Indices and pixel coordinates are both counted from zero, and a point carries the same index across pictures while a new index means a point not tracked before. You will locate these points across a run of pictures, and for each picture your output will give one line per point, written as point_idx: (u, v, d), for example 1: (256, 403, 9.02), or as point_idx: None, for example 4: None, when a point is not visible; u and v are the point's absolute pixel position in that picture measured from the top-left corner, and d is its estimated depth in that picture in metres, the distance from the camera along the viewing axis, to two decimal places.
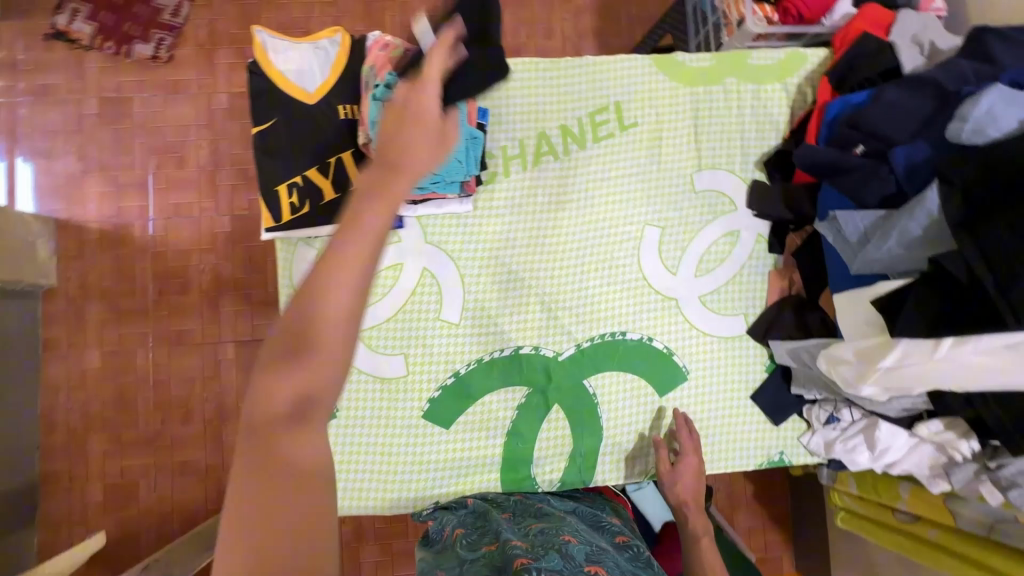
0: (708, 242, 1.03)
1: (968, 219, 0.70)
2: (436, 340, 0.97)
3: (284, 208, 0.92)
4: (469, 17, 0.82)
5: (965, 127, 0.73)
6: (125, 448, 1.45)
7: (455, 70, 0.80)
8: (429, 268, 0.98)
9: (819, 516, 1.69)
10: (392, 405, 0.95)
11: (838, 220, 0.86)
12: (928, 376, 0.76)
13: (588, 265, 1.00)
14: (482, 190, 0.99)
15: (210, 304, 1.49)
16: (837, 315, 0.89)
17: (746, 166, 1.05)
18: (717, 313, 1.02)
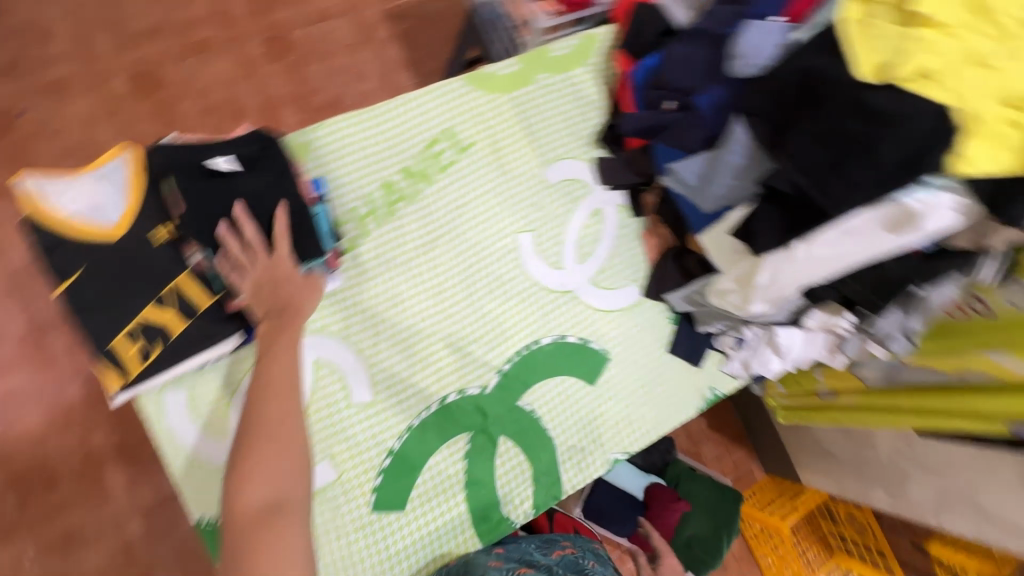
0: (579, 227, 1.07)
1: (773, 136, 0.79)
2: (357, 427, 0.90)
3: (131, 360, 0.80)
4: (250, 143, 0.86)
5: (738, 62, 0.83)
6: None
7: (258, 187, 0.84)
8: (321, 358, 0.90)
9: (764, 420, 1.86)
10: (336, 515, 0.87)
11: (677, 171, 0.94)
12: (796, 279, 0.84)
13: (478, 292, 0.99)
14: (346, 259, 0.94)
15: (93, 484, 1.23)
16: (708, 253, 0.96)
17: (585, 148, 1.09)
18: (612, 289, 1.06)
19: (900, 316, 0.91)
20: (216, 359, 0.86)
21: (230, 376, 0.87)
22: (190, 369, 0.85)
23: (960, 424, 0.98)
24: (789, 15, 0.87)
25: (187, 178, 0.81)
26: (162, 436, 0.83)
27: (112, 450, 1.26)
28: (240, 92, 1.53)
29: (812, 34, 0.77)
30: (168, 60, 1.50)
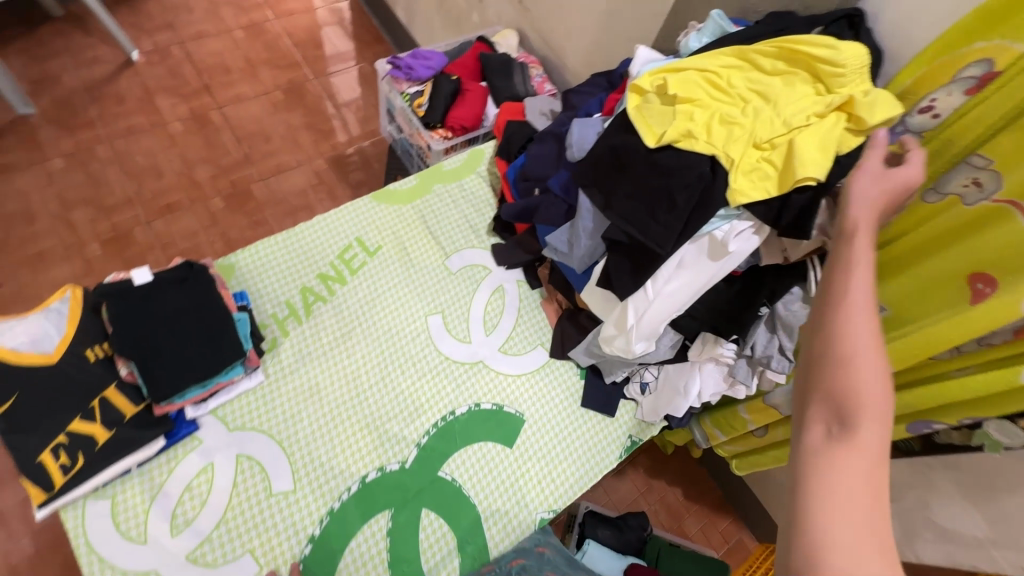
0: (483, 304, 1.19)
1: (606, 200, 0.94)
2: (276, 517, 0.93)
3: (54, 473, 0.86)
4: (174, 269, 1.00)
5: (574, 149, 1.03)
6: None
7: (177, 301, 0.96)
8: (242, 452, 0.96)
9: (738, 481, 1.81)
10: None
11: (551, 244, 1.09)
12: (658, 315, 0.96)
13: (393, 373, 1.08)
14: (268, 358, 1.04)
15: None
16: (593, 307, 1.08)
17: (482, 237, 1.27)
18: (520, 354, 1.16)
19: (770, 336, 0.98)
20: (140, 464, 0.92)
21: (152, 480, 0.92)
22: (115, 477, 0.90)
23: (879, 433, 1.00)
24: (605, 110, 1.07)
25: (113, 302, 0.93)
26: (82, 549, 0.86)
27: None
28: (203, 240, 1.75)
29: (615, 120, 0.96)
30: (139, 223, 1.74)
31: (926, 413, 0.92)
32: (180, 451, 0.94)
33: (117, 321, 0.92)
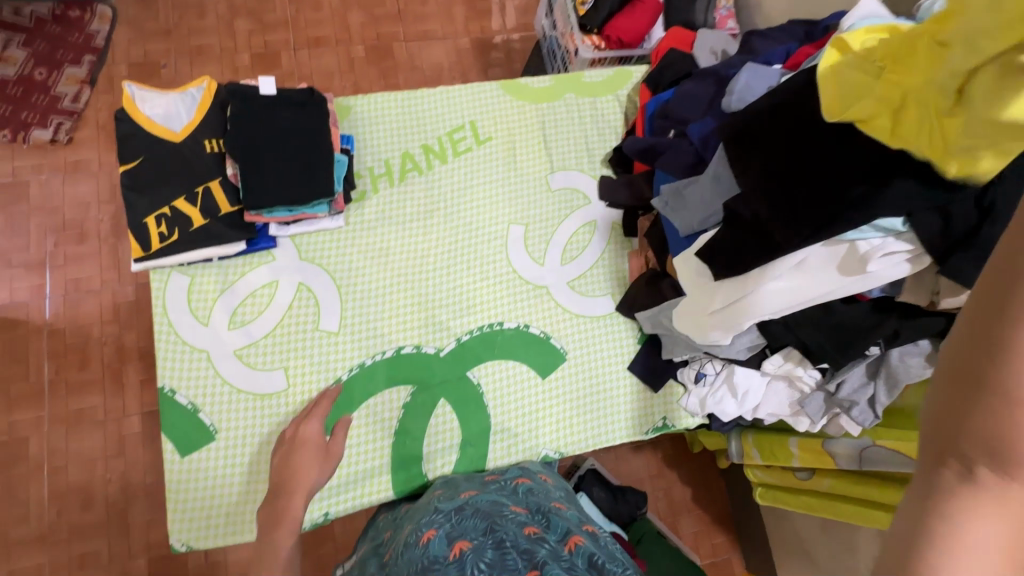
0: (569, 233, 1.13)
1: (745, 165, 0.82)
2: (315, 350, 0.99)
3: (153, 237, 0.96)
4: (294, 95, 1.02)
5: (733, 98, 0.89)
6: (14, 549, 1.50)
7: (286, 131, 0.98)
8: (305, 282, 1.02)
9: (751, 509, 1.71)
10: (273, 420, 0.95)
11: (664, 194, 0.98)
12: (750, 310, 0.85)
13: (458, 265, 1.07)
14: (353, 207, 1.07)
15: (114, 375, 1.63)
16: (679, 276, 0.98)
17: (593, 165, 1.18)
18: (586, 295, 1.10)
19: (865, 381, 0.88)
20: (220, 258, 1.00)
21: (226, 275, 1.00)
22: (198, 261, 0.99)
23: None
24: (788, 64, 0.91)
25: (239, 108, 0.98)
26: (157, 309, 0.97)
27: (137, 354, 1.65)
28: (336, 83, 1.79)
29: (794, 76, 0.80)
30: (287, 47, 1.80)
31: None
32: (255, 260, 1.01)
33: (236, 126, 0.97)
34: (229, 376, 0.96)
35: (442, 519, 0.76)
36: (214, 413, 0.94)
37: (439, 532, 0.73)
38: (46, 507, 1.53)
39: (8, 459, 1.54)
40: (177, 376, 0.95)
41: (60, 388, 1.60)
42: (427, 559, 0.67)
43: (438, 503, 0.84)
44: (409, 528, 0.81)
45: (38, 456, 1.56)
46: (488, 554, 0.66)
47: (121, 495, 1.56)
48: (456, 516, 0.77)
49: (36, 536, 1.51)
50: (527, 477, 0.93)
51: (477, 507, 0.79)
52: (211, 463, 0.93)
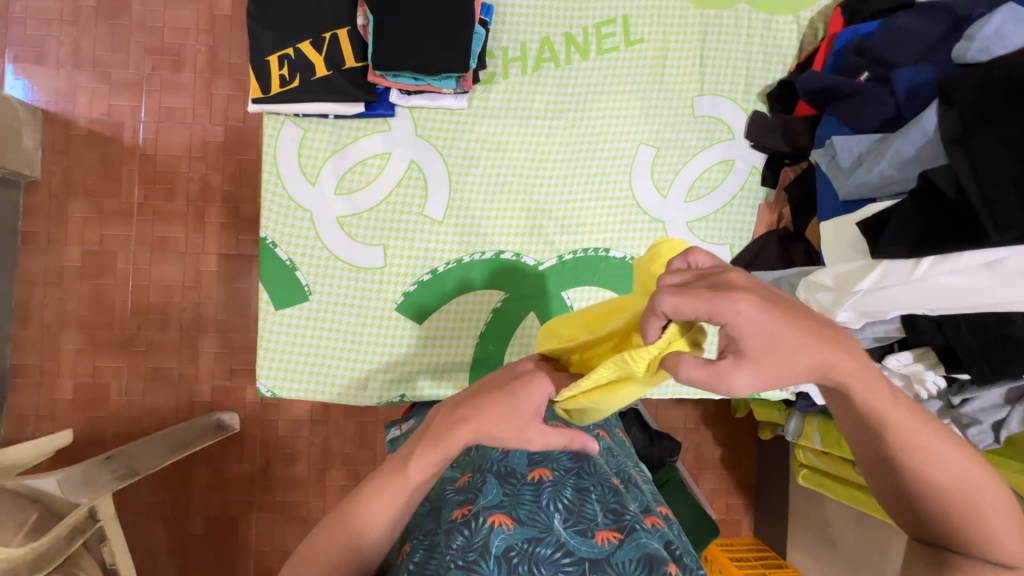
0: (702, 168, 1.02)
1: (965, 133, 0.69)
2: (416, 234, 0.96)
3: (273, 79, 0.90)
4: None
5: (972, 47, 0.72)
6: (97, 351, 1.64)
7: None
8: (416, 161, 0.96)
9: (779, 482, 1.71)
10: (365, 294, 0.95)
11: (834, 146, 0.85)
12: (903, 298, 0.75)
13: (577, 178, 0.99)
14: (478, 89, 0.97)
15: (197, 212, 1.67)
16: (822, 242, 0.88)
17: (748, 96, 1.03)
18: (703, 241, 1.02)
19: (999, 403, 0.80)
20: (336, 117, 0.94)
21: (339, 137, 0.95)
22: (313, 115, 0.93)
23: None
24: None
25: None
26: (267, 158, 0.94)
27: (220, 194, 1.67)
28: None
29: None
30: None
31: None
32: (370, 127, 0.95)
33: None
34: (329, 241, 0.94)
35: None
36: (310, 275, 0.94)
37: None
38: (128, 319, 1.65)
39: (98, 267, 1.64)
40: (280, 231, 0.94)
41: (147, 212, 1.66)
42: (505, 468, 0.65)
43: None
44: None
45: (124, 272, 1.65)
46: (566, 494, 0.63)
47: (193, 325, 1.66)
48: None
49: (117, 341, 1.65)
50: (608, 431, 0.86)
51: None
52: (302, 321, 0.94)
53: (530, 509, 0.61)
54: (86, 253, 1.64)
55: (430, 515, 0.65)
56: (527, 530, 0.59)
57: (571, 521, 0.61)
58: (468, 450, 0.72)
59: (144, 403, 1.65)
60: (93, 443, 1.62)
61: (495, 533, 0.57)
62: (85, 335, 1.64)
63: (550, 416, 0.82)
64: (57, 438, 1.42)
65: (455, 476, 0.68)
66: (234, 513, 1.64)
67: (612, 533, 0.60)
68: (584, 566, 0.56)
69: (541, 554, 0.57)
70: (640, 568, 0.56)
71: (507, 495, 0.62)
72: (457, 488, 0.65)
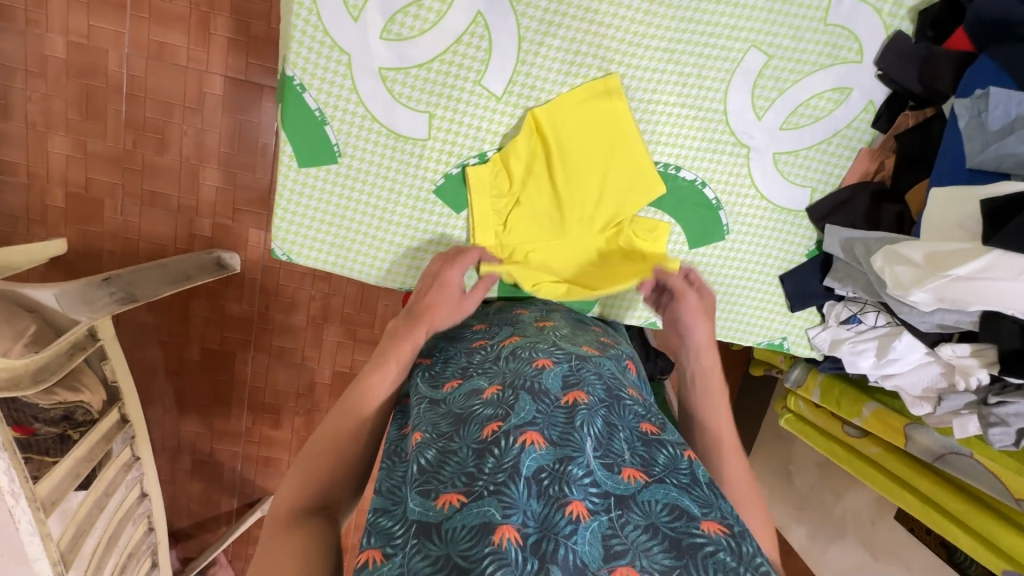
0: (813, 92, 0.86)
1: None
2: (470, 111, 0.82)
3: None
4: None
5: None
6: (88, 161, 1.50)
7: None
8: (483, 14, 0.78)
9: (753, 415, 1.77)
10: (401, 168, 0.83)
11: (987, 100, 0.71)
12: (997, 294, 0.69)
13: (668, 76, 0.83)
14: None
15: (202, 20, 1.43)
16: (925, 211, 0.77)
17: (897, 10, 0.83)
18: (784, 179, 0.90)
19: None
20: None
21: None
22: None
23: (954, 532, 0.98)
24: None
25: None
26: None
27: (230, 4, 1.42)
28: None
29: None
30: None
31: (926, 504, 1.03)
32: None
33: None
34: (367, 97, 0.80)
35: (562, 354, 0.67)
36: (342, 134, 0.81)
37: (556, 365, 0.65)
38: (122, 132, 1.49)
39: (86, 67, 1.43)
40: (311, 74, 0.78)
41: (143, 8, 1.41)
42: (539, 387, 0.60)
43: (555, 333, 0.74)
44: (522, 334, 0.73)
45: (117, 76, 1.45)
46: (597, 423, 0.58)
47: (194, 153, 1.51)
48: (579, 362, 0.66)
49: (111, 156, 1.50)
50: (636, 366, 0.78)
51: (599, 366, 0.67)
52: (321, 186, 0.83)
53: (563, 431, 0.56)
54: (73, 46, 1.42)
55: (450, 420, 0.60)
56: (558, 450, 0.54)
57: (599, 452, 0.55)
58: (496, 362, 0.67)
59: (142, 228, 1.56)
60: (87, 258, 1.55)
61: (526, 451, 0.53)
62: (75, 142, 1.48)
63: (585, 338, 0.76)
64: (51, 248, 1.35)
65: (482, 387, 0.63)
66: (232, 349, 1.68)
67: (638, 473, 0.55)
68: (610, 501, 0.51)
69: (572, 474, 0.51)
70: (666, 512, 0.51)
71: (540, 414, 0.57)
72: (484, 401, 0.60)
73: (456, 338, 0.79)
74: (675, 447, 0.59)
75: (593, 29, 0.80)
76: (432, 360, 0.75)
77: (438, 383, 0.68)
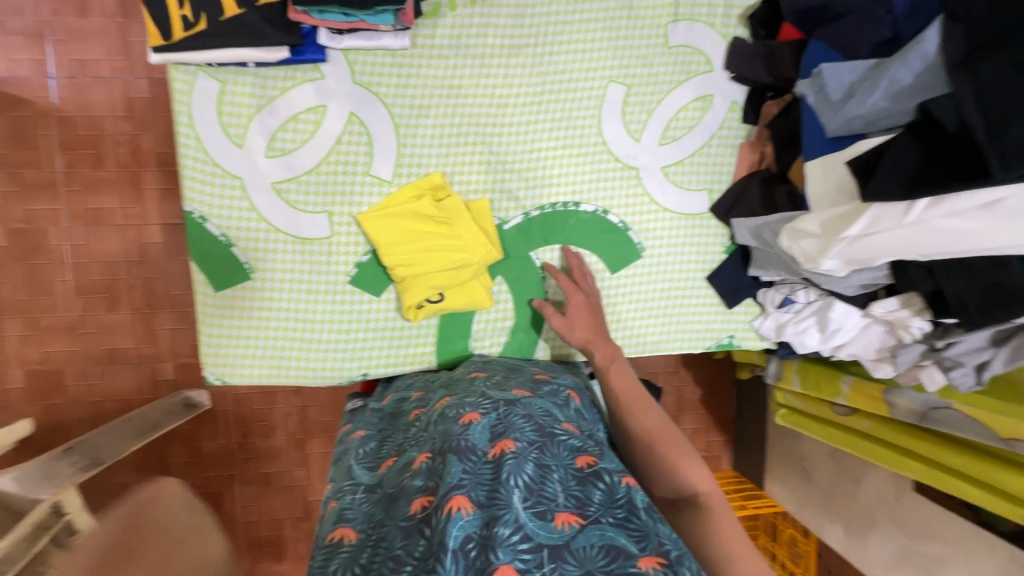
0: (678, 105, 0.92)
1: (971, 56, 0.60)
2: (367, 199, 0.86)
3: (174, 24, 0.75)
4: None
5: None
6: (44, 335, 1.51)
7: None
8: (357, 113, 0.84)
9: (757, 419, 1.71)
10: (314, 267, 0.86)
11: (822, 76, 0.77)
12: (894, 244, 0.70)
13: (541, 123, 0.89)
14: (421, 24, 0.83)
15: (132, 178, 1.48)
16: (807, 184, 0.81)
17: (728, 20, 0.91)
18: (678, 188, 0.94)
19: (984, 345, 0.76)
20: (257, 65, 0.80)
21: (264, 89, 0.81)
22: (230, 64, 0.79)
23: (963, 488, 0.93)
24: None
25: None
26: (181, 118, 0.80)
27: (156, 158, 1.48)
28: None
29: None
30: None
31: (932, 467, 0.98)
32: (299, 75, 0.82)
33: None
34: (266, 212, 0.84)
35: (490, 404, 0.64)
36: (250, 251, 0.84)
37: (484, 417, 0.62)
38: (73, 300, 1.51)
39: (29, 247, 1.47)
40: (209, 204, 0.82)
41: (75, 182, 1.47)
42: (464, 444, 0.57)
43: (485, 384, 0.73)
44: (452, 393, 0.72)
45: (61, 250, 1.49)
46: (527, 471, 0.54)
47: (145, 302, 1.53)
48: (506, 408, 0.63)
49: (65, 324, 1.51)
50: (578, 395, 0.77)
51: (528, 408, 0.65)
52: (238, 305, 0.85)
53: (489, 489, 0.52)
54: (14, 232, 1.47)
55: (382, 502, 0.58)
56: (485, 513, 0.50)
57: (530, 501, 0.52)
58: (426, 428, 0.66)
59: (105, 388, 1.54)
60: (54, 431, 1.52)
61: (451, 521, 0.48)
62: (28, 321, 1.50)
63: (519, 380, 0.75)
64: (13, 431, 1.32)
65: (413, 457, 0.61)
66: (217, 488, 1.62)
67: (572, 517, 0.51)
68: (544, 554, 0.47)
69: (499, 536, 0.47)
70: (601, 555, 0.48)
71: (467, 475, 0.53)
72: (414, 472, 0.58)
73: (397, 414, 0.78)
74: (612, 475, 0.56)
75: (459, 101, 0.86)
76: (367, 435, 0.76)
77: (376, 464, 0.67)
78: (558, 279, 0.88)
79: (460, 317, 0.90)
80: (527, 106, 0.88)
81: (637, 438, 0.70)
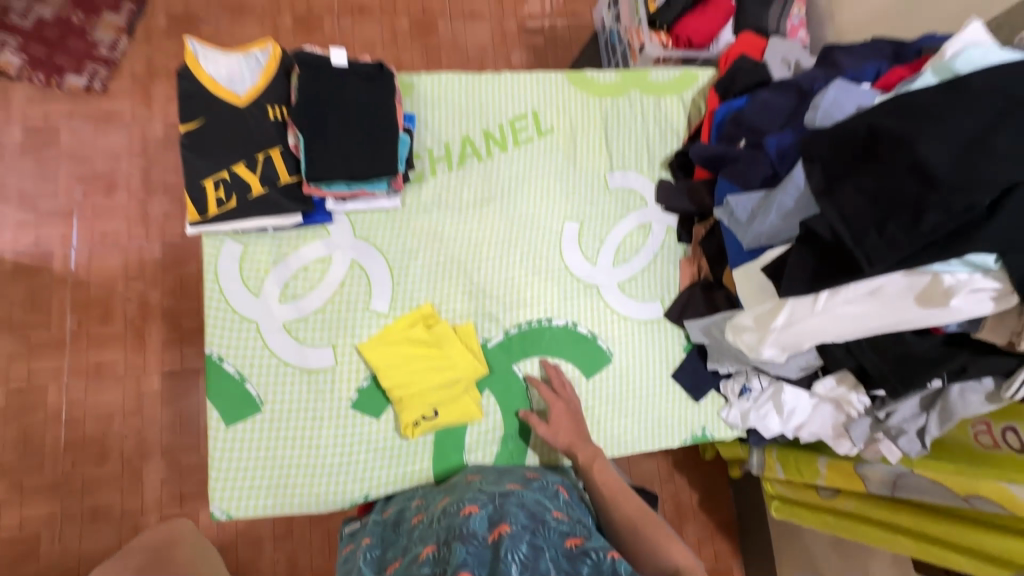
0: (624, 233, 1.12)
1: (828, 185, 0.80)
2: (366, 330, 0.98)
3: (210, 202, 0.92)
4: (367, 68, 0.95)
5: (818, 114, 0.87)
6: (26, 497, 1.47)
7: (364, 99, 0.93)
8: (358, 260, 1.00)
9: (757, 519, 1.69)
10: (318, 395, 0.95)
11: (730, 205, 0.96)
12: (813, 330, 0.84)
13: (512, 256, 1.06)
14: (410, 189, 1.04)
15: (137, 333, 1.55)
16: (737, 288, 0.98)
17: (653, 167, 1.15)
18: (634, 299, 1.10)
19: (917, 411, 0.86)
20: (275, 229, 0.97)
21: (280, 247, 0.98)
22: (252, 229, 0.96)
23: (951, 557, 0.96)
24: (878, 85, 0.89)
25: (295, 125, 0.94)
26: (209, 275, 0.95)
27: (162, 311, 1.57)
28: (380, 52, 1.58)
29: (887, 100, 0.77)
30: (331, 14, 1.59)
31: (920, 539, 1.01)
32: (309, 234, 0.99)
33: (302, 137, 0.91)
34: (278, 348, 0.95)
35: (486, 498, 0.72)
36: (261, 385, 0.93)
37: (482, 509, 0.69)
38: (61, 456, 1.49)
39: (25, 406, 1.50)
40: (227, 345, 0.93)
41: (81, 340, 1.53)
42: (466, 530, 0.63)
43: (481, 483, 0.79)
44: (451, 494, 0.78)
45: (56, 406, 1.51)
46: (522, 549, 0.59)
47: (136, 453, 1.52)
48: (501, 500, 0.71)
49: (49, 484, 1.48)
50: (567, 490, 0.84)
51: (520, 498, 0.72)
52: (247, 437, 0.92)
53: (490, 568, 0.58)
54: (12, 392, 1.50)
55: None
56: None
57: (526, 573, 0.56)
58: (430, 525, 0.71)
59: (83, 550, 1.46)
60: None
61: None
62: (11, 482, 1.47)
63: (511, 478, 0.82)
64: None
65: (419, 550, 0.66)
66: None
67: None
68: None
69: None
70: None
71: (472, 555, 0.59)
72: (421, 562, 0.63)
73: (398, 522, 0.82)
74: (599, 552, 0.61)
75: (443, 244, 1.04)
76: (372, 541, 0.80)
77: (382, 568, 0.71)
78: (540, 389, 0.98)
79: (454, 431, 0.98)
80: (499, 244, 1.06)
81: (625, 530, 0.76)
